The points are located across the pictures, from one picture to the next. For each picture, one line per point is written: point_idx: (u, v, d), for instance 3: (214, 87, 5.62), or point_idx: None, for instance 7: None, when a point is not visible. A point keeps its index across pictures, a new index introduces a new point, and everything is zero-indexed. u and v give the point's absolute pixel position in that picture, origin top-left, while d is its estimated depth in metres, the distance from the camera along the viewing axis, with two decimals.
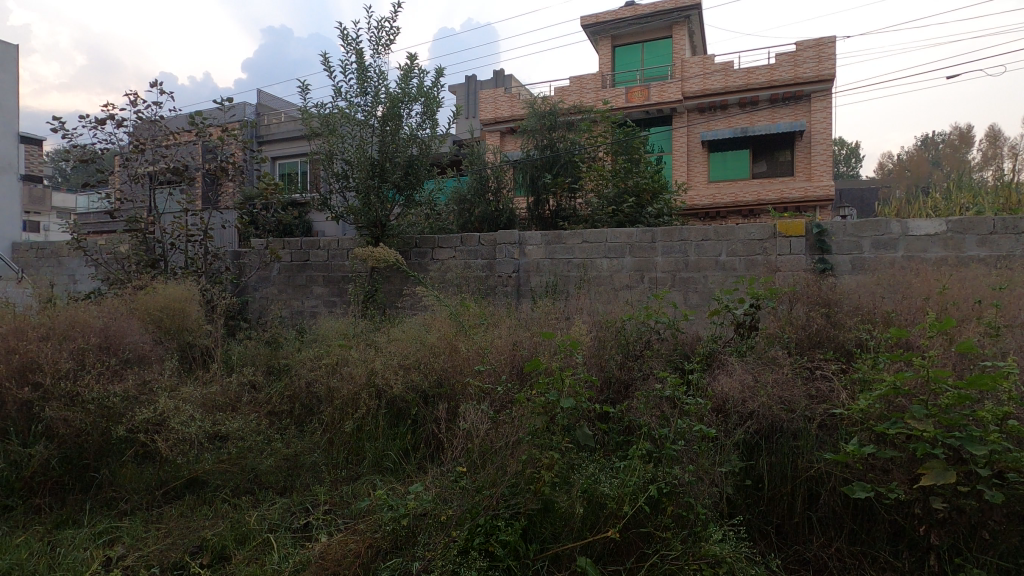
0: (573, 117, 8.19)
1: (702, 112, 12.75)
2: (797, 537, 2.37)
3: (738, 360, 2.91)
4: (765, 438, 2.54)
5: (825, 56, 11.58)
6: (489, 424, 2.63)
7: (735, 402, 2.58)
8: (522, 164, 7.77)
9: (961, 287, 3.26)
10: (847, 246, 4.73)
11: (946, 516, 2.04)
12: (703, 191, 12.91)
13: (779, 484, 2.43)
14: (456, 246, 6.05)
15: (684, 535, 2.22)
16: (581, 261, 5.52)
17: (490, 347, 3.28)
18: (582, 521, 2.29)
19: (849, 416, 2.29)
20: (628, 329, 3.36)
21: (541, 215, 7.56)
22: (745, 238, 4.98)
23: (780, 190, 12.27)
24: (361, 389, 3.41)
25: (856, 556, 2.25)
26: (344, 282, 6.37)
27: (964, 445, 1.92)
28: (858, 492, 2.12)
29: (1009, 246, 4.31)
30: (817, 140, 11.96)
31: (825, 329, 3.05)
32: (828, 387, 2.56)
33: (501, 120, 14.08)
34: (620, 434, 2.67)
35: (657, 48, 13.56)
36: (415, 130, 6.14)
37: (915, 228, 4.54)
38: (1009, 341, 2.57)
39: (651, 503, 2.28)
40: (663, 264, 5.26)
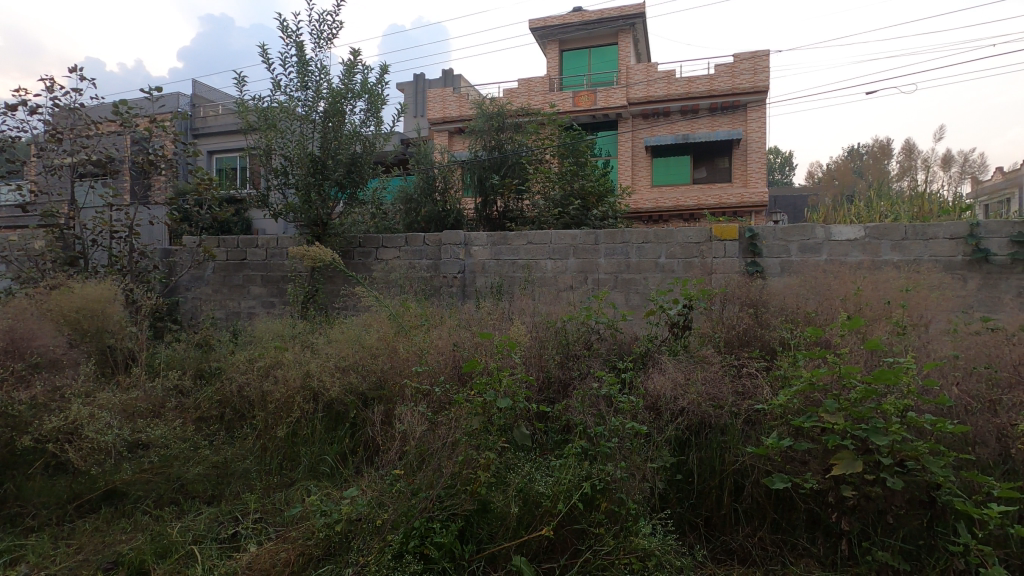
0: (522, 119, 8.23)
1: (645, 118, 13.12)
2: (724, 529, 2.46)
3: (671, 359, 3.01)
4: (694, 433, 2.64)
5: (760, 68, 12.16)
6: (427, 425, 2.61)
7: (667, 399, 2.67)
8: (470, 164, 7.76)
9: (874, 289, 3.50)
10: (777, 250, 4.98)
11: (855, 503, 2.17)
12: (647, 195, 13.26)
13: (709, 477, 2.53)
14: (400, 246, 5.97)
15: (616, 530, 2.26)
16: (526, 262, 5.57)
17: (430, 348, 3.26)
18: (518, 520, 2.30)
19: (771, 411, 2.41)
20: (568, 330, 3.42)
21: (490, 216, 7.53)
22: (683, 241, 5.16)
23: (718, 196, 12.77)
24: (296, 392, 3.31)
25: (777, 544, 2.36)
26: (284, 282, 6.16)
27: (869, 436, 2.05)
28: (777, 483, 2.23)
29: (918, 252, 4.65)
30: (752, 149, 12.54)
31: (752, 329, 3.19)
32: (753, 384, 2.69)
33: (450, 120, 14.01)
34: (558, 433, 2.71)
35: (604, 54, 13.83)
36: (359, 126, 6.01)
37: (837, 233, 4.83)
38: (913, 339, 2.77)
39: (585, 500, 2.32)
40: (606, 266, 5.37)
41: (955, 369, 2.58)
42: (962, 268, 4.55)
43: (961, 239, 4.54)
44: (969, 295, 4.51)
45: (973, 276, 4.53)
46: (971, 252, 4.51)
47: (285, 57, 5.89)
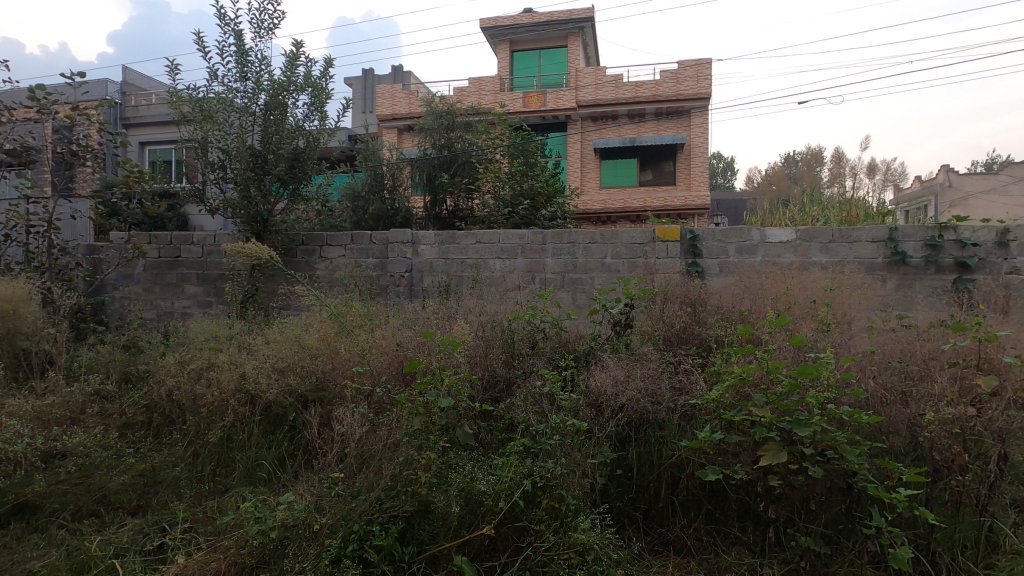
0: (472, 118, 8.19)
1: (594, 120, 13.34)
2: (662, 521, 2.54)
3: (612, 357, 3.07)
4: (634, 429, 2.71)
5: (703, 76, 12.62)
6: (368, 426, 2.55)
7: (608, 396, 2.72)
8: (419, 162, 7.67)
9: (802, 289, 3.69)
10: (716, 251, 5.17)
11: (782, 492, 2.27)
12: (595, 197, 13.49)
13: (647, 471, 2.60)
14: (346, 244, 5.83)
15: (556, 526, 2.28)
16: (474, 261, 5.56)
17: (373, 348, 3.19)
18: (459, 520, 2.30)
19: (705, 405, 2.49)
20: (513, 329, 3.43)
21: (439, 215, 7.46)
22: (628, 242, 5.29)
23: (663, 198, 13.15)
24: (230, 395, 3.18)
25: (711, 534, 2.45)
26: (222, 281, 5.90)
27: (793, 429, 2.16)
28: (709, 475, 2.32)
29: (844, 254, 4.94)
30: (696, 153, 12.98)
31: (690, 326, 3.30)
32: (689, 380, 2.78)
33: (399, 117, 13.81)
34: (501, 432, 2.72)
35: (555, 56, 13.98)
36: (302, 121, 5.81)
37: (771, 235, 5.07)
38: (836, 335, 2.95)
39: (527, 497, 2.33)
40: (553, 265, 5.43)
41: (872, 363, 2.75)
42: (882, 269, 4.87)
43: (881, 242, 4.86)
44: (888, 294, 4.83)
45: (892, 277, 4.86)
46: (891, 254, 4.83)
47: (222, 45, 5.64)
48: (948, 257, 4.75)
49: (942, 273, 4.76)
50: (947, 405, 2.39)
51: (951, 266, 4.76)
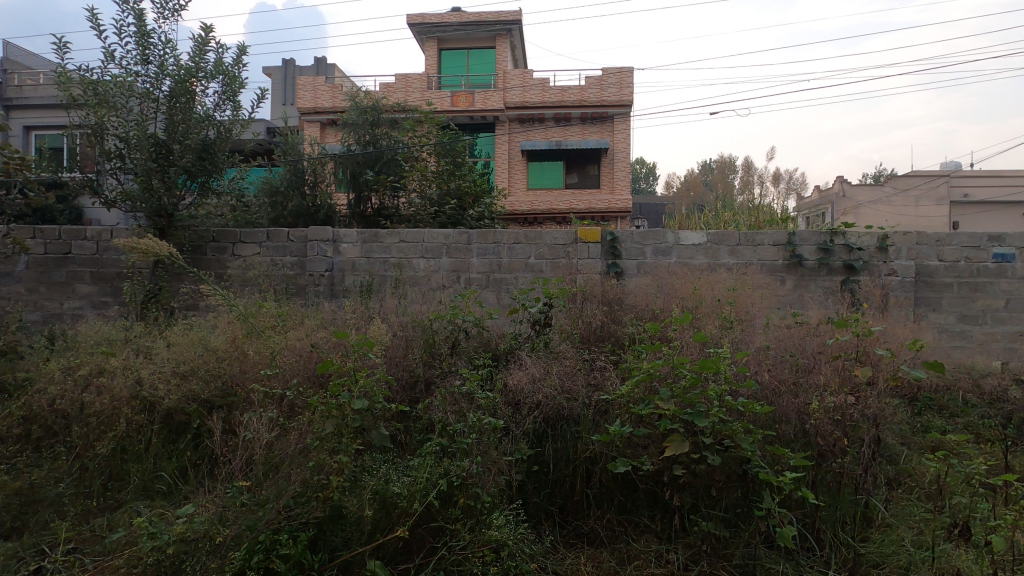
0: (399, 114, 8.04)
1: (521, 123, 13.49)
2: (577, 514, 2.61)
3: (531, 355, 3.13)
4: (551, 425, 2.77)
5: (625, 84, 13.09)
6: (277, 431, 2.43)
7: (525, 394, 2.77)
8: (342, 158, 7.45)
9: (709, 290, 3.93)
10: (634, 253, 5.38)
11: (686, 480, 2.39)
12: (523, 198, 13.66)
13: (563, 466, 2.66)
14: (261, 242, 5.56)
15: (471, 524, 2.29)
16: (397, 261, 5.47)
17: (285, 349, 3.07)
18: (373, 524, 2.25)
19: (617, 400, 2.58)
20: (434, 329, 3.40)
21: (363, 212, 7.28)
22: (551, 243, 5.39)
23: (588, 202, 13.54)
24: (124, 403, 2.94)
25: (623, 524, 2.55)
26: (120, 280, 5.45)
27: (694, 420, 2.29)
28: (618, 467, 2.41)
29: (749, 256, 5.29)
30: (618, 158, 13.46)
31: (606, 325, 3.42)
32: (603, 376, 2.87)
33: (321, 111, 13.34)
34: (420, 433, 2.70)
35: (483, 56, 14.02)
36: (212, 110, 5.46)
37: (685, 238, 5.33)
38: (736, 333, 3.15)
39: (443, 496, 2.32)
40: (478, 265, 5.44)
41: (768, 356, 2.97)
42: (782, 271, 5.26)
43: (781, 245, 5.25)
44: (786, 294, 5.23)
45: (790, 278, 5.26)
46: (790, 257, 5.23)
47: (119, 25, 5.22)
48: (838, 260, 5.20)
49: (832, 274, 5.21)
50: (829, 395, 2.63)
51: (840, 268, 5.22)
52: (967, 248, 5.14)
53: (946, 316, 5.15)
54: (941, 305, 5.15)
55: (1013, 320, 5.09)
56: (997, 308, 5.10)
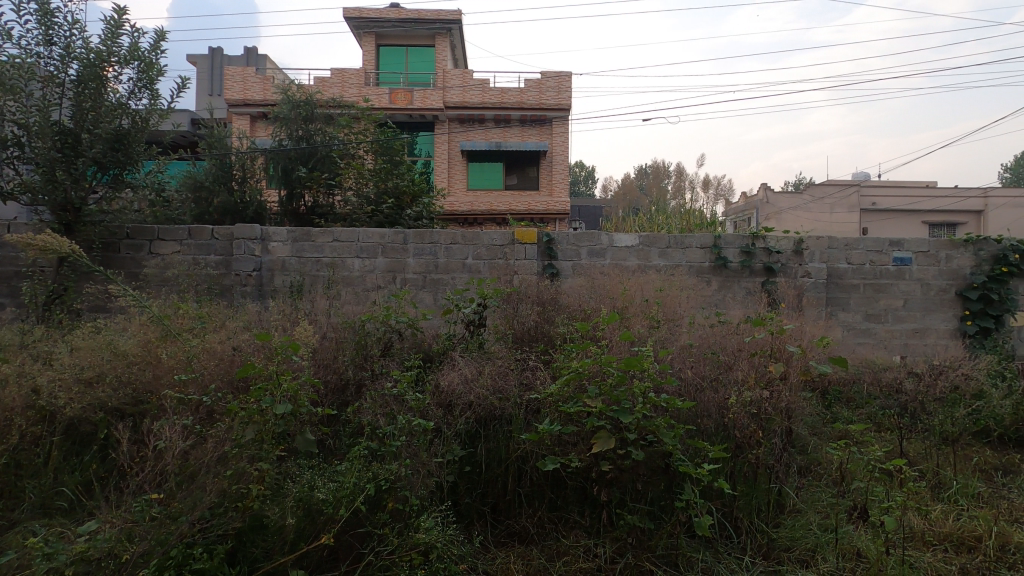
0: (334, 110, 7.80)
1: (461, 123, 13.44)
2: (509, 513, 2.62)
3: (464, 356, 3.13)
4: (483, 425, 2.77)
5: (563, 88, 13.32)
6: (193, 439, 2.30)
7: (457, 394, 2.76)
8: (274, 153, 7.16)
9: (639, 290, 4.06)
10: (570, 254, 5.48)
11: (613, 476, 2.46)
12: (462, 198, 13.62)
13: (495, 466, 2.67)
14: (181, 239, 5.25)
15: (400, 528, 2.26)
16: (330, 260, 5.31)
17: (204, 353, 2.91)
18: (296, 532, 2.17)
19: (547, 399, 2.62)
20: (366, 330, 3.33)
21: (296, 210, 7.01)
22: (489, 243, 5.40)
23: (527, 203, 13.66)
24: (18, 413, 2.69)
25: (553, 521, 2.58)
26: (19, 280, 4.99)
27: (619, 416, 2.36)
28: (547, 465, 2.44)
29: (678, 258, 5.51)
30: (557, 161, 13.68)
31: (540, 325, 3.47)
32: (535, 376, 2.91)
33: (251, 103, 12.75)
34: (349, 437, 2.64)
35: (422, 54, 13.86)
36: (127, 98, 5.09)
37: (619, 240, 5.48)
38: (662, 332, 3.28)
39: (371, 501, 2.29)
40: (414, 266, 5.37)
41: (693, 353, 3.10)
42: (708, 272, 5.51)
43: (708, 248, 5.51)
44: (712, 294, 5.49)
45: (715, 279, 5.52)
46: (716, 259, 5.49)
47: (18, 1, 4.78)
48: (759, 262, 5.51)
49: (754, 276, 5.52)
50: (746, 390, 2.78)
51: (761, 270, 5.52)
52: (871, 252, 5.57)
53: (853, 315, 5.56)
54: (849, 304, 5.56)
55: (910, 318, 5.56)
56: (896, 308, 5.56)
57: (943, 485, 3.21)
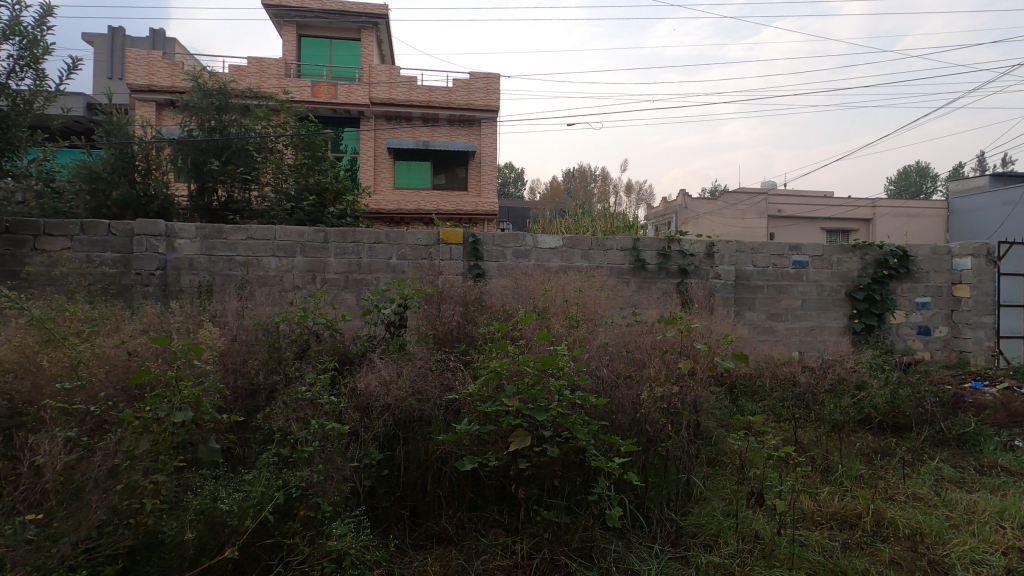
0: (250, 101, 7.39)
1: (388, 120, 13.18)
2: (428, 515, 2.60)
3: (383, 358, 3.08)
4: (402, 427, 2.73)
5: (492, 90, 13.40)
6: (78, 452, 2.10)
7: (374, 397, 2.72)
8: (182, 144, 6.61)
9: (559, 291, 4.16)
10: (495, 254, 5.51)
11: (530, 473, 2.50)
12: (389, 197, 13.33)
13: (414, 469, 2.64)
14: (72, 234, 4.80)
15: (311, 536, 2.19)
16: (244, 259, 5.05)
17: (95, 359, 2.68)
18: (196, 547, 2.03)
19: (466, 399, 2.62)
20: (280, 332, 3.19)
21: (207, 205, 6.59)
22: (413, 243, 5.33)
23: (455, 203, 13.61)
24: None
25: (473, 521, 2.58)
26: None
27: (534, 414, 2.39)
28: (465, 465, 2.44)
29: (599, 259, 5.69)
30: (485, 162, 13.73)
31: (462, 325, 3.47)
32: (455, 377, 2.90)
33: (157, 90, 11.86)
34: (259, 444, 2.52)
35: (347, 48, 13.45)
36: (6, 77, 4.60)
37: (543, 241, 5.58)
38: (579, 331, 3.38)
39: (281, 510, 2.21)
40: (335, 266, 5.21)
41: (608, 351, 3.20)
42: (628, 273, 5.73)
43: (627, 250, 5.72)
44: (631, 295, 5.72)
45: (634, 280, 5.75)
46: (634, 261, 5.71)
47: None
48: (674, 264, 5.79)
49: (670, 277, 5.80)
50: (657, 386, 2.92)
51: (676, 272, 5.81)
52: (774, 256, 6.00)
53: (758, 314, 5.97)
54: (755, 304, 5.96)
55: (807, 317, 6.05)
56: (795, 307, 6.03)
57: (832, 468, 3.51)
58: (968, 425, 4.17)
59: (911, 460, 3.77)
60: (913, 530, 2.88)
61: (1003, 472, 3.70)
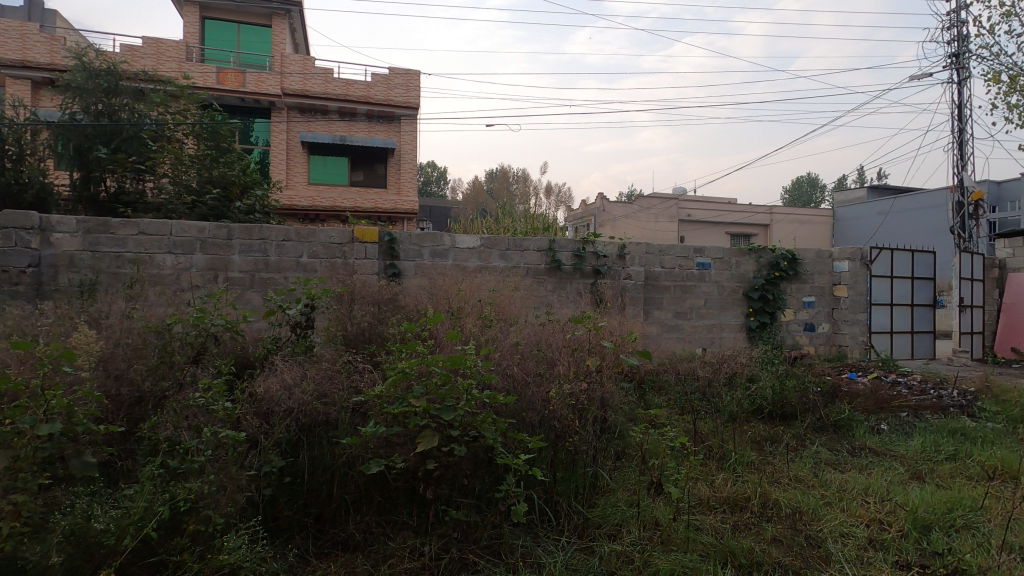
0: (145, 84, 6.82)
1: (301, 112, 12.62)
2: (335, 522, 2.53)
3: (287, 361, 2.95)
4: (306, 432, 2.64)
5: (412, 87, 13.20)
6: None
7: (275, 401, 2.61)
8: (64, 128, 6.06)
9: (475, 291, 4.17)
10: (412, 254, 5.43)
11: (439, 474, 2.49)
12: (303, 192, 12.80)
13: (319, 475, 2.55)
14: None
15: (201, 552, 2.06)
16: (135, 256, 4.65)
17: None
18: (64, 573, 1.84)
19: (373, 401, 2.57)
20: (173, 334, 2.98)
21: (94, 196, 6.00)
22: (325, 241, 5.15)
23: (374, 201, 13.27)
24: None
25: (381, 525, 2.53)
26: None
27: (441, 414, 2.38)
28: (371, 468, 2.39)
29: (517, 260, 5.76)
30: (405, 160, 13.48)
31: (373, 326, 3.40)
32: (363, 379, 2.83)
33: (33, 66, 10.63)
34: (145, 456, 2.34)
35: (257, 33, 12.73)
36: None
37: (461, 241, 5.57)
38: (492, 330, 3.41)
39: (167, 526, 2.06)
40: (240, 264, 4.92)
41: (519, 350, 3.25)
42: (545, 274, 5.85)
43: (544, 251, 5.84)
44: (547, 294, 5.85)
45: (550, 280, 5.88)
46: (550, 261, 5.84)
47: None
48: (589, 265, 5.97)
49: (585, 277, 5.98)
50: (566, 383, 2.99)
51: (590, 272, 5.99)
52: (681, 258, 6.35)
53: (666, 312, 6.30)
54: (662, 303, 6.29)
55: (709, 315, 6.45)
56: (699, 306, 6.41)
57: (726, 456, 3.77)
58: (842, 413, 4.61)
59: (795, 445, 4.12)
60: (793, 509, 3.14)
61: (871, 453, 4.13)
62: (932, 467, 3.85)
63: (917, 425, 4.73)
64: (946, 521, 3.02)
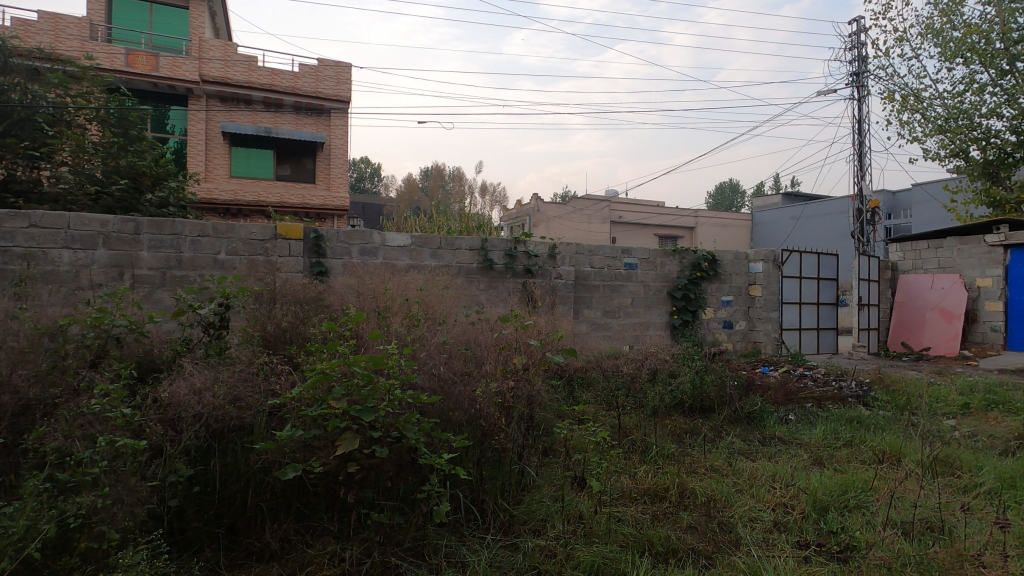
0: (40, 63, 6.22)
1: (222, 100, 11.96)
2: (249, 531, 2.41)
3: (197, 364, 2.78)
4: (217, 439, 2.50)
5: (342, 80, 12.82)
6: None
7: (183, 407, 2.46)
8: None
9: (404, 290, 4.09)
10: (339, 252, 5.27)
11: (361, 476, 2.43)
12: (223, 185, 12.07)
13: (232, 483, 2.43)
14: None
15: (92, 570, 1.91)
16: (26, 250, 4.24)
17: None
18: None
19: (290, 404, 2.47)
20: (67, 337, 2.74)
21: None
22: (246, 237, 4.90)
23: (302, 196, 12.74)
24: None
25: (300, 532, 2.44)
26: None
27: (361, 415, 2.32)
28: (287, 473, 2.29)
29: (449, 258, 5.72)
30: (336, 155, 13.04)
31: (293, 326, 3.26)
32: (280, 381, 2.71)
33: None
34: (30, 470, 2.15)
35: (172, 15, 11.94)
36: None
37: (391, 239, 5.47)
38: (419, 330, 3.36)
39: (54, 545, 1.93)
40: (149, 260, 4.59)
41: (445, 349, 3.23)
42: (477, 273, 5.85)
43: (476, 250, 5.84)
44: (479, 293, 5.85)
45: (482, 279, 5.89)
46: (483, 261, 5.85)
47: None
48: (521, 264, 6.03)
49: (516, 277, 6.03)
50: (493, 381, 3.00)
51: (522, 272, 6.05)
52: (609, 258, 6.54)
53: (595, 311, 6.46)
54: (592, 302, 6.44)
55: (636, 314, 6.68)
56: (626, 305, 6.63)
57: (648, 448, 3.91)
58: (755, 405, 4.91)
59: (712, 437, 4.34)
60: (708, 497, 3.31)
61: (779, 442, 4.42)
62: (832, 453, 4.18)
63: (820, 415, 5.11)
64: (841, 502, 3.28)
